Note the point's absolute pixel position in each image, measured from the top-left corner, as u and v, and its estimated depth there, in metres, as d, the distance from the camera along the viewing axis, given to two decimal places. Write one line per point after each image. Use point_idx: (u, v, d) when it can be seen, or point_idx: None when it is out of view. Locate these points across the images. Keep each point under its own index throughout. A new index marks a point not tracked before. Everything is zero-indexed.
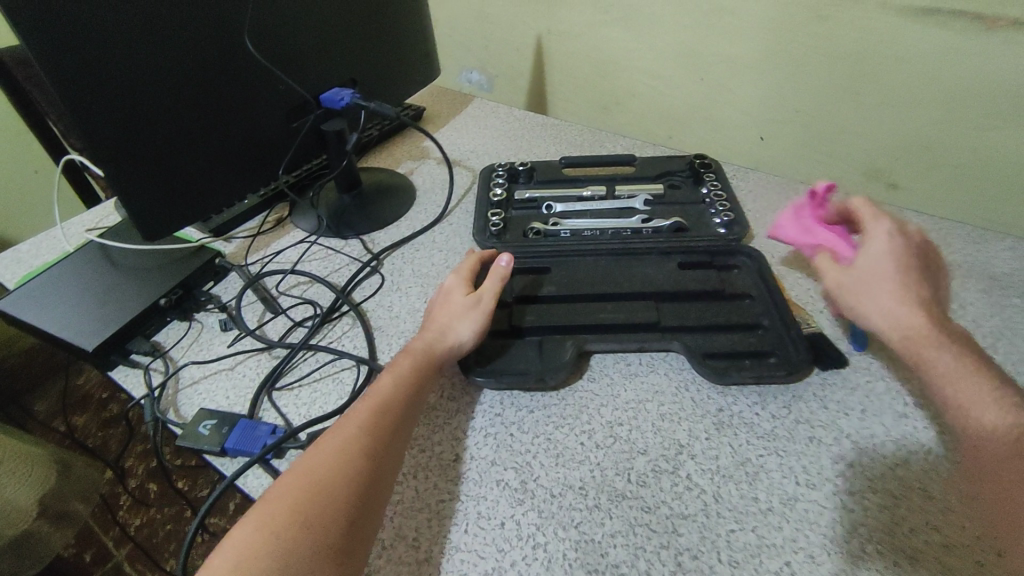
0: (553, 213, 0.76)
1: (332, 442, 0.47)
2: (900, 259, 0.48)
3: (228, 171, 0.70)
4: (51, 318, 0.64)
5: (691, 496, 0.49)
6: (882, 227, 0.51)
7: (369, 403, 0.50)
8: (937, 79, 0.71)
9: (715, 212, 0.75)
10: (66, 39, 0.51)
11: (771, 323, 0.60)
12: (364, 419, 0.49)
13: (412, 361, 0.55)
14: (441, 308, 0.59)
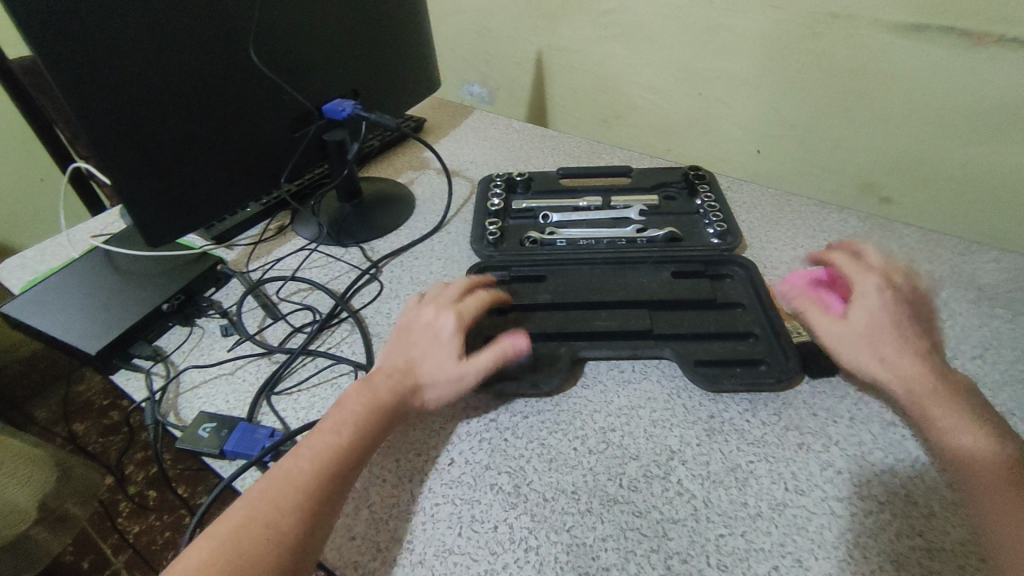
0: (550, 222, 0.78)
1: (253, 516, 0.43)
2: (898, 317, 0.52)
3: (231, 179, 0.72)
4: (55, 322, 0.65)
5: (682, 501, 0.50)
6: (869, 281, 0.55)
7: (301, 464, 0.46)
8: (927, 94, 0.73)
9: (708, 223, 0.76)
10: (75, 51, 0.53)
11: (762, 331, 0.61)
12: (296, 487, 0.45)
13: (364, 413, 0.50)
14: (421, 360, 0.55)
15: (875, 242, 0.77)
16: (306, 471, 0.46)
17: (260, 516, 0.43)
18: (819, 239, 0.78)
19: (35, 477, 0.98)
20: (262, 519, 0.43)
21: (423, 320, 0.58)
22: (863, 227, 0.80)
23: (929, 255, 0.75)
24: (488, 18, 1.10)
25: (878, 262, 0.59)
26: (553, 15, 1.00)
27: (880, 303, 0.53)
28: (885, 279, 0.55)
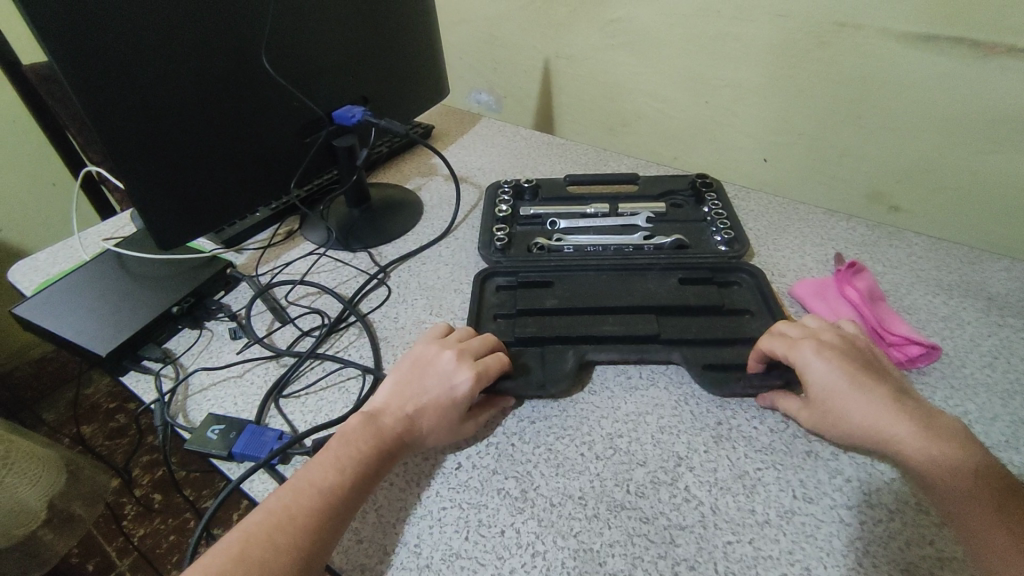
0: (557, 229, 0.78)
1: (247, 554, 0.41)
2: (849, 379, 0.50)
3: (241, 184, 0.72)
4: (67, 324, 0.65)
5: (689, 507, 0.50)
6: (805, 352, 0.52)
7: (301, 503, 0.45)
8: (935, 103, 0.73)
9: (716, 230, 0.76)
10: (92, 57, 0.54)
11: None
12: (293, 526, 0.43)
13: (371, 457, 0.49)
14: (432, 406, 0.53)
15: (883, 251, 0.77)
16: (305, 512, 0.44)
17: (253, 556, 0.41)
18: (827, 248, 0.78)
19: (45, 479, 0.99)
20: (253, 558, 0.41)
21: (439, 360, 0.56)
22: (871, 235, 0.81)
23: (937, 264, 0.74)
24: (497, 27, 1.11)
25: (814, 322, 0.57)
26: (561, 24, 1.01)
27: (828, 384, 0.51)
28: (818, 342, 0.53)
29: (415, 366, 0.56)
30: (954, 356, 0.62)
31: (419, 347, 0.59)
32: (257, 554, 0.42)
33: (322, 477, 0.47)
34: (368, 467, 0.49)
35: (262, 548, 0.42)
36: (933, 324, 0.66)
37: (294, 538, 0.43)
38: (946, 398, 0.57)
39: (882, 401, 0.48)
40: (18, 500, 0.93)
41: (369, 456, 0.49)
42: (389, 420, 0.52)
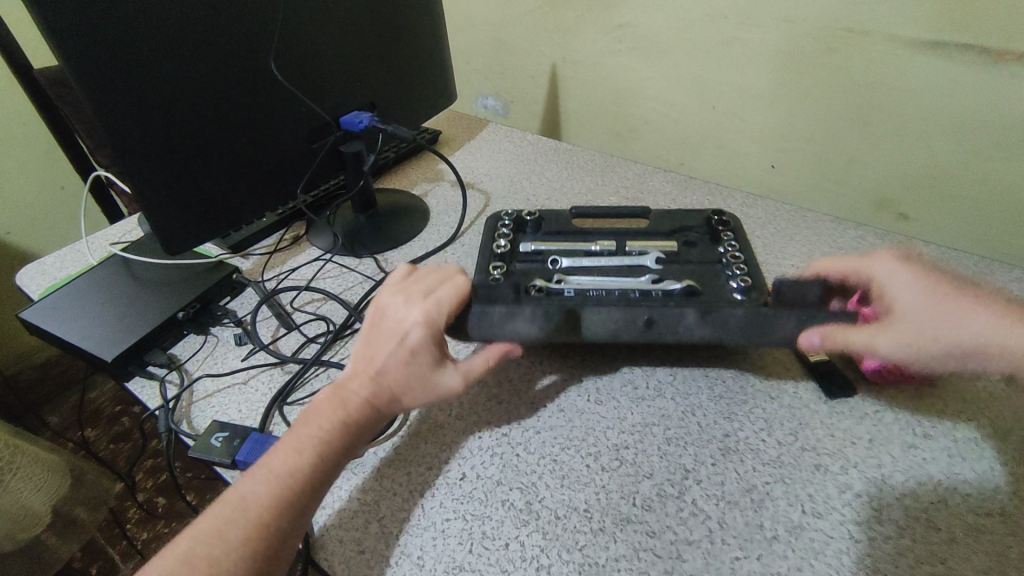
0: (559, 268, 0.65)
1: (212, 554, 0.41)
2: (937, 288, 0.48)
3: (250, 189, 0.72)
4: (74, 329, 0.65)
5: (696, 521, 0.49)
6: (886, 265, 0.51)
7: (268, 498, 0.43)
8: (946, 110, 0.72)
9: (732, 273, 0.61)
10: (101, 64, 0.54)
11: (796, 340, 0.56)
12: (258, 523, 0.42)
13: (337, 438, 0.47)
14: (393, 363, 0.50)
15: None
16: (269, 505, 0.43)
17: (208, 556, 0.40)
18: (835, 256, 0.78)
19: (49, 482, 0.99)
20: (217, 562, 0.40)
21: (393, 314, 0.53)
22: (881, 244, 0.80)
23: None
24: (504, 32, 1.11)
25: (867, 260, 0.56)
26: (569, 29, 1.01)
27: (919, 294, 0.48)
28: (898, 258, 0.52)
29: (376, 323, 0.54)
30: None
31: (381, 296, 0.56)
32: (221, 555, 0.41)
33: (289, 466, 0.45)
34: (331, 440, 0.47)
35: (216, 547, 0.41)
36: None
37: (260, 533, 0.42)
38: (958, 411, 0.56)
39: (991, 308, 0.46)
40: (23, 505, 0.94)
41: (334, 429, 0.47)
42: (357, 389, 0.50)
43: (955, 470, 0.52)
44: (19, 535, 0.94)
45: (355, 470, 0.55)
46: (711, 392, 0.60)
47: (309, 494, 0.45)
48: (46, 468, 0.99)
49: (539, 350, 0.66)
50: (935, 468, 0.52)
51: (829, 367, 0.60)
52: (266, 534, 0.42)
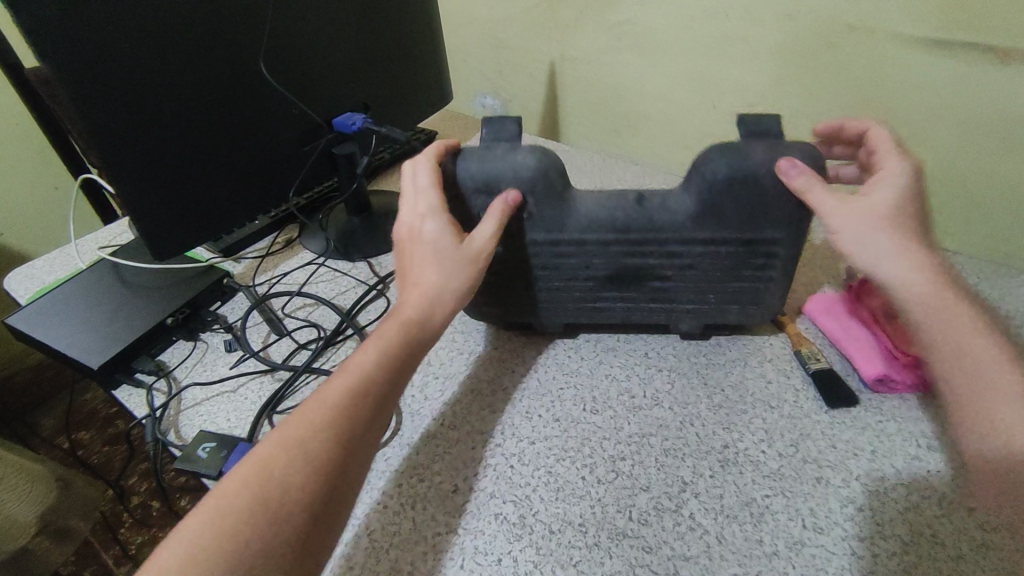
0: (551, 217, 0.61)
1: (264, 475, 0.39)
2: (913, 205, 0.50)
3: (241, 191, 0.71)
4: (60, 336, 0.64)
5: (694, 537, 0.48)
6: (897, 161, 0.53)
7: (317, 414, 0.42)
8: (951, 111, 0.70)
9: None
10: (84, 65, 0.53)
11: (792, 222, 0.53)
12: (314, 436, 0.41)
13: (381, 356, 0.46)
14: (430, 262, 0.51)
15: None
16: (319, 420, 0.41)
17: (282, 472, 0.39)
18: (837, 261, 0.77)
19: (35, 491, 0.97)
20: (271, 481, 0.38)
21: (412, 219, 0.52)
22: None
23: None
24: (503, 30, 1.10)
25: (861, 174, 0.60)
26: (567, 27, 1.00)
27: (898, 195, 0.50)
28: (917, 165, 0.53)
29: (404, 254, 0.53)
30: None
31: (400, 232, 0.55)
32: (278, 478, 0.39)
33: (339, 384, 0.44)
34: (388, 340, 0.47)
35: (289, 461, 0.39)
36: None
37: (316, 447, 0.40)
38: None
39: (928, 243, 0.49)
40: (7, 516, 0.92)
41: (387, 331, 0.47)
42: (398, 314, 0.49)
43: (960, 483, 0.50)
44: (4, 545, 0.91)
45: None
46: (709, 402, 0.59)
47: (364, 404, 0.43)
48: (30, 477, 0.97)
49: (534, 357, 0.65)
50: (939, 480, 0.51)
51: (831, 376, 0.59)
52: (321, 447, 0.40)
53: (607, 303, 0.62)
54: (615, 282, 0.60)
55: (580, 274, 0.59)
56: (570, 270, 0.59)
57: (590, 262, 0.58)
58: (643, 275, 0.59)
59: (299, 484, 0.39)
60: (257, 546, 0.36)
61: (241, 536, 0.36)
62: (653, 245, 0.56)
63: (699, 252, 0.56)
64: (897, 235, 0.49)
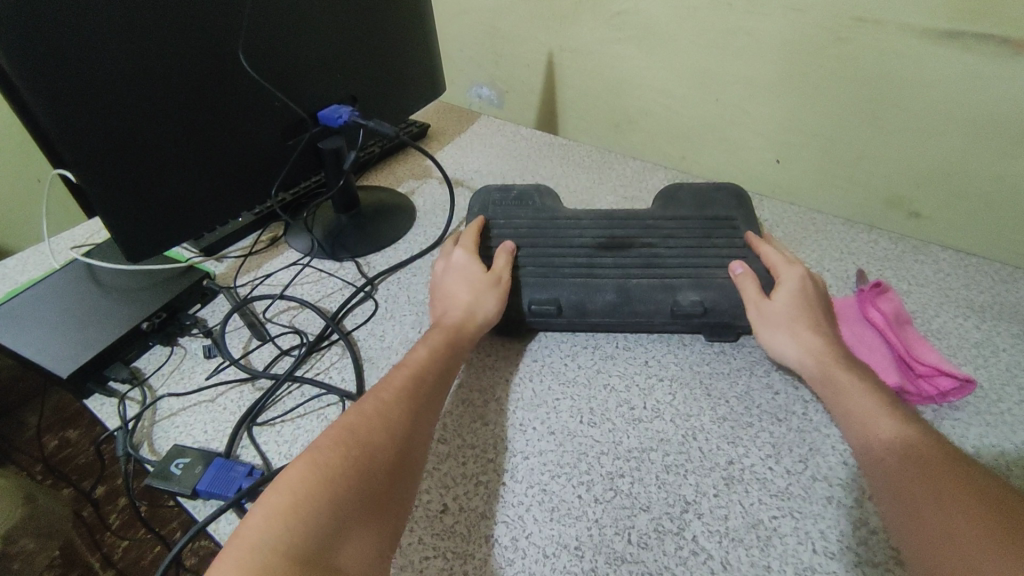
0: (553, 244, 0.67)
1: (352, 435, 0.44)
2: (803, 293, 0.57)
3: (221, 187, 0.67)
4: (28, 342, 0.61)
5: (697, 562, 0.45)
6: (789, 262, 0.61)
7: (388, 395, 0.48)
8: (964, 106, 0.67)
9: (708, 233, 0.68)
10: (42, 53, 0.49)
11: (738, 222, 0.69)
12: (388, 408, 0.47)
13: (432, 354, 0.54)
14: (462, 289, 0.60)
15: (908, 266, 0.73)
16: (391, 398, 0.48)
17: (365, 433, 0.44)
18: (847, 263, 0.74)
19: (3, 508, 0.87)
20: (362, 438, 0.44)
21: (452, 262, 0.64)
22: (895, 249, 0.77)
23: (964, 285, 0.70)
24: (499, 18, 1.06)
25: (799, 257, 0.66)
26: (565, 16, 0.96)
27: (800, 286, 0.57)
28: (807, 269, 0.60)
29: (438, 290, 0.63)
30: (988, 389, 0.57)
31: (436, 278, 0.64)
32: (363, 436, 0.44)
33: (402, 375, 0.51)
34: (442, 349, 0.55)
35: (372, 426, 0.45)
36: (964, 352, 0.61)
37: (394, 417, 0.46)
38: (981, 437, 0.52)
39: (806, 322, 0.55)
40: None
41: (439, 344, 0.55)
42: (441, 327, 0.58)
43: None
44: None
45: None
46: (713, 414, 0.56)
47: (422, 391, 0.50)
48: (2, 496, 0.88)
49: (526, 365, 0.62)
50: None
51: None
52: (397, 416, 0.46)
53: (603, 266, 0.64)
54: (607, 250, 0.66)
55: (576, 244, 0.67)
56: (568, 243, 0.67)
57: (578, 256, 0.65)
58: (632, 241, 0.67)
59: (385, 442, 0.44)
60: (355, 487, 0.40)
61: (342, 479, 0.40)
62: (634, 226, 0.70)
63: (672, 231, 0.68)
64: (798, 328, 0.54)
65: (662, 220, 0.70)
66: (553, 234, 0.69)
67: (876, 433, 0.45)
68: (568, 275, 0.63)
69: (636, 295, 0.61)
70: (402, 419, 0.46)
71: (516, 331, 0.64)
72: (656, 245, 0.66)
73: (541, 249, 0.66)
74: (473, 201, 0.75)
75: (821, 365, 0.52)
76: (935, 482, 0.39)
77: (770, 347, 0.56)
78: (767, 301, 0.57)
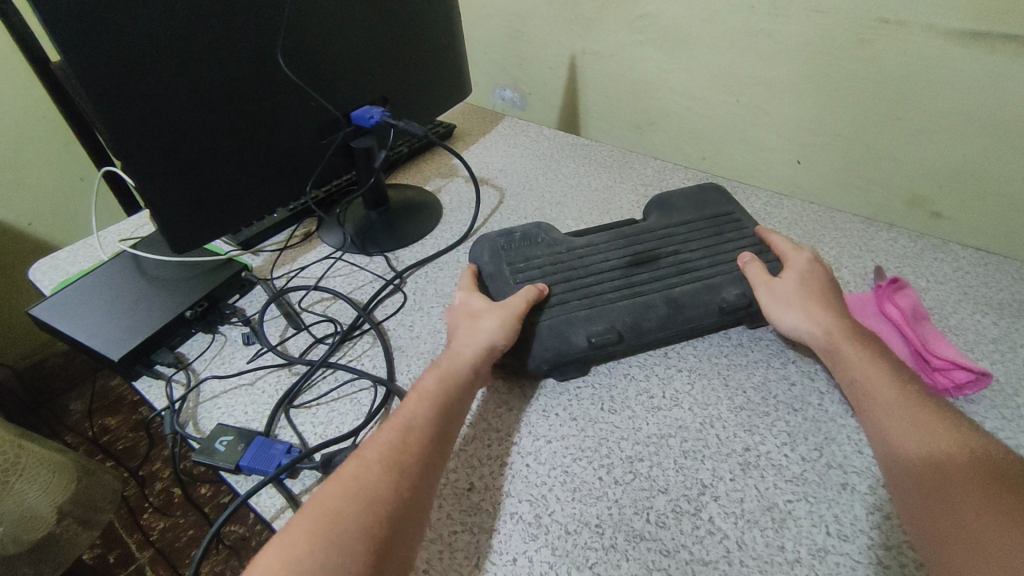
0: (581, 272, 0.65)
1: (319, 519, 0.41)
2: (805, 279, 0.60)
3: (259, 183, 0.71)
4: (81, 327, 0.65)
5: (713, 541, 0.47)
6: (790, 252, 0.64)
7: (370, 458, 0.45)
8: (986, 107, 0.67)
9: (717, 230, 0.71)
10: (104, 57, 0.53)
11: (743, 219, 0.73)
12: (372, 475, 0.44)
13: (425, 404, 0.50)
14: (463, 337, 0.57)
15: (927, 264, 0.74)
16: (373, 463, 0.45)
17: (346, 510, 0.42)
18: (865, 260, 0.75)
19: (57, 484, 0.94)
20: (333, 523, 0.41)
21: (466, 308, 0.61)
22: (914, 246, 0.78)
23: (984, 282, 0.71)
24: (523, 22, 1.08)
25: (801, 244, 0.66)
26: (588, 19, 0.98)
27: (808, 268, 0.61)
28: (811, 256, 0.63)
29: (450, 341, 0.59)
30: (1005, 384, 0.58)
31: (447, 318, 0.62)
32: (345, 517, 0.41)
33: (390, 434, 0.47)
34: (438, 397, 0.51)
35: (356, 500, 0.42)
36: (981, 347, 0.62)
37: (370, 488, 0.43)
38: (997, 429, 0.53)
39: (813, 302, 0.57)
40: (29, 509, 0.89)
41: (437, 393, 0.51)
42: (437, 368, 0.54)
43: None
44: (28, 535, 0.89)
45: None
46: (731, 403, 0.57)
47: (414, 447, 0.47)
48: (57, 474, 0.95)
49: None
50: None
51: None
52: (373, 487, 0.43)
53: (643, 283, 0.63)
54: (640, 265, 0.66)
55: (604, 265, 0.66)
56: (596, 259, 0.67)
57: (607, 280, 0.64)
58: (657, 254, 0.67)
59: (356, 521, 0.41)
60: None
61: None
62: (648, 238, 0.70)
63: (684, 239, 0.69)
64: (811, 306, 0.57)
65: (669, 227, 0.71)
66: (577, 254, 0.67)
67: (892, 428, 0.45)
68: (622, 298, 0.62)
69: (678, 302, 0.61)
70: (378, 494, 0.43)
71: (566, 372, 0.59)
72: (679, 256, 0.67)
73: (576, 277, 0.64)
74: (477, 251, 0.68)
75: (829, 335, 0.54)
76: (967, 481, 0.39)
77: (781, 325, 0.57)
78: (777, 282, 0.60)
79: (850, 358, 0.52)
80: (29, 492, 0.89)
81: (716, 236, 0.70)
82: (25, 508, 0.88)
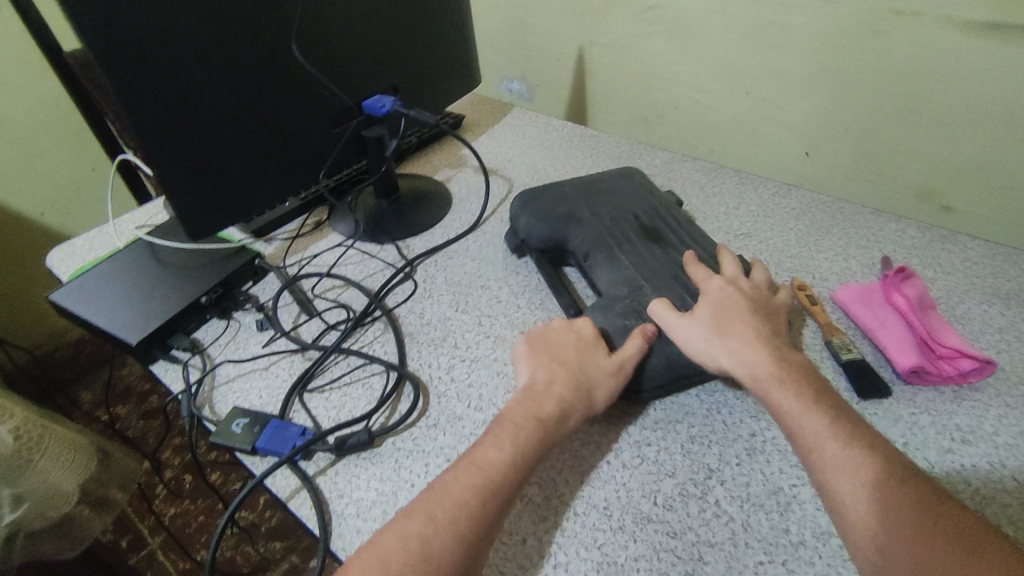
0: (630, 265, 0.65)
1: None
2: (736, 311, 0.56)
3: (273, 168, 0.72)
4: (99, 312, 0.66)
5: (719, 523, 0.48)
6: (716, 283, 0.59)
7: (440, 514, 0.43)
8: (995, 98, 0.68)
9: (642, 197, 0.75)
10: (122, 48, 0.54)
11: (627, 179, 0.79)
12: (438, 532, 0.42)
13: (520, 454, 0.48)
14: (564, 376, 0.53)
15: (934, 254, 0.74)
16: (515, 430, 0.49)
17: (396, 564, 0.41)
18: (873, 250, 0.75)
19: (73, 463, 0.94)
20: (489, 482, 0.45)
21: (567, 339, 0.57)
22: (922, 237, 0.78)
23: (992, 271, 0.71)
24: (532, 13, 1.09)
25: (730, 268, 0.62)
26: (597, 11, 0.98)
27: (724, 297, 0.58)
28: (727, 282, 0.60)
29: (545, 354, 0.56)
30: (1010, 372, 0.58)
31: (557, 337, 0.57)
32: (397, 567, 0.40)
33: (521, 410, 0.51)
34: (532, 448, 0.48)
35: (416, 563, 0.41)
36: (987, 336, 0.62)
37: (515, 457, 0.47)
38: (1001, 417, 0.54)
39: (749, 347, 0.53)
40: (52, 485, 0.89)
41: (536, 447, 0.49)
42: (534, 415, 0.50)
43: (993, 476, 0.50)
44: (48, 514, 0.89)
45: (373, 460, 0.54)
46: (737, 389, 0.58)
47: (489, 501, 0.44)
48: (72, 454, 0.95)
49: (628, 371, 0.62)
50: (972, 475, 0.50)
51: (864, 366, 0.58)
52: (443, 547, 0.41)
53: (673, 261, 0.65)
54: (664, 255, 0.66)
55: (641, 254, 0.66)
56: (625, 253, 0.66)
57: (651, 269, 0.64)
58: (654, 233, 0.69)
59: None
60: None
61: None
62: (619, 217, 0.71)
63: (675, 226, 0.71)
64: (730, 339, 0.54)
65: (618, 204, 0.74)
66: (602, 257, 0.66)
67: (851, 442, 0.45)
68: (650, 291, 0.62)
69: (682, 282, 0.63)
70: (448, 557, 0.41)
71: None
72: (681, 241, 0.69)
73: (640, 278, 0.63)
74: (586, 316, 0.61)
75: (757, 379, 0.51)
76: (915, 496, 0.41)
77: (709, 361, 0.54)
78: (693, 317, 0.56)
79: (786, 413, 0.48)
80: (50, 469, 0.89)
81: (646, 210, 0.73)
82: (46, 487, 0.88)
